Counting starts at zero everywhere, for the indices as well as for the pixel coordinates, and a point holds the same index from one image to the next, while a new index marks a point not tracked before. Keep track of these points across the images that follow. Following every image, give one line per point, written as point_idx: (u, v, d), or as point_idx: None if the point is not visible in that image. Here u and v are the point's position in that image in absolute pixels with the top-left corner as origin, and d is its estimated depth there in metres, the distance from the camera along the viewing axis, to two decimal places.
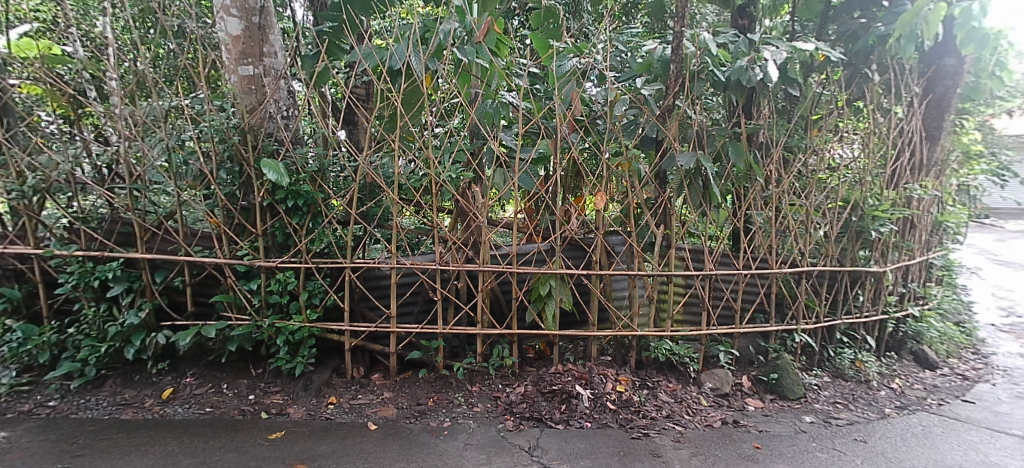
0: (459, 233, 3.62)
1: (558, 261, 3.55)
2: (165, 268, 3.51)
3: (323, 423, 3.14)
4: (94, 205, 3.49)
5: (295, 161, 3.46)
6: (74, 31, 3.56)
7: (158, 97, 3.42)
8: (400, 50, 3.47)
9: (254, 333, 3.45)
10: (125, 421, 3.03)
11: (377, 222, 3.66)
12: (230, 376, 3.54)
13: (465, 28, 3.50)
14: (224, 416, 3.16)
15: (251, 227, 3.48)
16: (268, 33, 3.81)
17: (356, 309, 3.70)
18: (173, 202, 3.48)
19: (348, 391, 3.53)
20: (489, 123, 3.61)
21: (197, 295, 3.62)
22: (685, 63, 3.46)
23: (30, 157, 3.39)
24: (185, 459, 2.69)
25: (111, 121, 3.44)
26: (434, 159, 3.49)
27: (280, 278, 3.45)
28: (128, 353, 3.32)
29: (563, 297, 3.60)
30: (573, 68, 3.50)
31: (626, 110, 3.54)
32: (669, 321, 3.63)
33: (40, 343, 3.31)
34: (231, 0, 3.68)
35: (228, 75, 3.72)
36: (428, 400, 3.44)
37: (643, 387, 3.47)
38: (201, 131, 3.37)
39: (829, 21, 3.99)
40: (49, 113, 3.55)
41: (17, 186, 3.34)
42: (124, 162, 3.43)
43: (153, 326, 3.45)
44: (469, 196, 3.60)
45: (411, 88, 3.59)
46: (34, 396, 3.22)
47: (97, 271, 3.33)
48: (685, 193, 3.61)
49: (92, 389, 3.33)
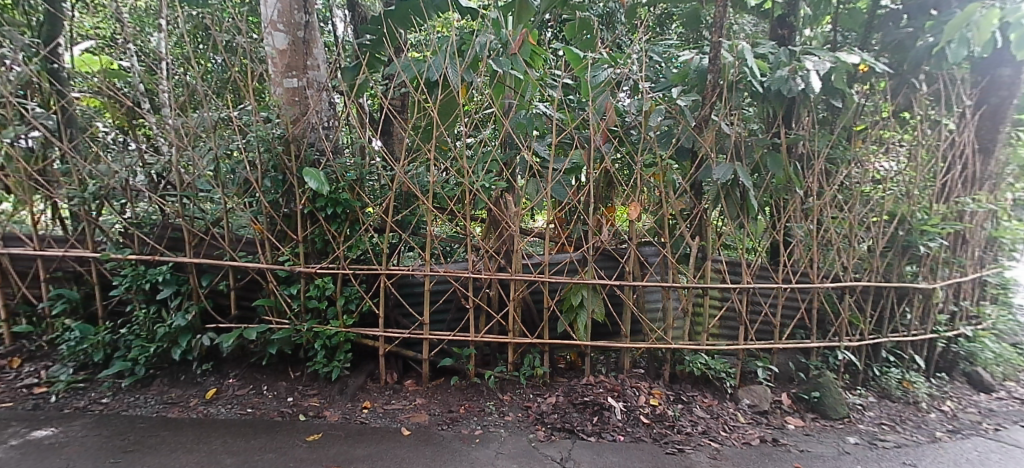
0: (492, 241, 3.65)
1: (589, 271, 3.58)
2: (211, 272, 3.64)
3: (358, 427, 3.20)
4: (147, 212, 3.66)
5: (335, 170, 3.56)
6: (131, 46, 3.75)
7: (208, 109, 3.57)
8: (437, 63, 3.57)
9: (293, 336, 3.55)
10: (171, 420, 3.15)
11: (412, 230, 3.73)
12: (270, 378, 3.65)
13: (501, 40, 3.63)
14: (264, 417, 3.26)
15: (291, 233, 3.59)
16: (312, 47, 3.99)
17: (390, 316, 3.81)
18: (219, 209, 3.61)
19: (382, 396, 3.59)
20: (523, 133, 3.63)
21: (240, 298, 3.75)
22: (723, 72, 3.39)
23: (91, 166, 3.61)
24: (227, 458, 2.78)
25: (164, 133, 3.61)
26: (468, 168, 3.53)
27: (318, 284, 3.55)
28: (175, 354, 3.46)
29: (596, 308, 3.59)
30: (608, 79, 3.47)
31: (662, 120, 3.48)
32: (704, 334, 3.58)
33: (96, 342, 3.49)
34: (278, 16, 3.87)
35: (273, 87, 3.87)
36: (459, 407, 3.47)
37: (677, 401, 3.41)
38: (249, 141, 3.50)
39: (873, 30, 3.87)
40: (107, 124, 3.73)
41: (79, 193, 3.57)
42: (175, 171, 3.58)
43: (199, 328, 3.57)
44: (502, 205, 3.63)
45: (447, 100, 3.65)
46: (89, 393, 3.38)
47: (148, 274, 3.49)
48: (722, 204, 3.54)
49: (141, 387, 3.48)
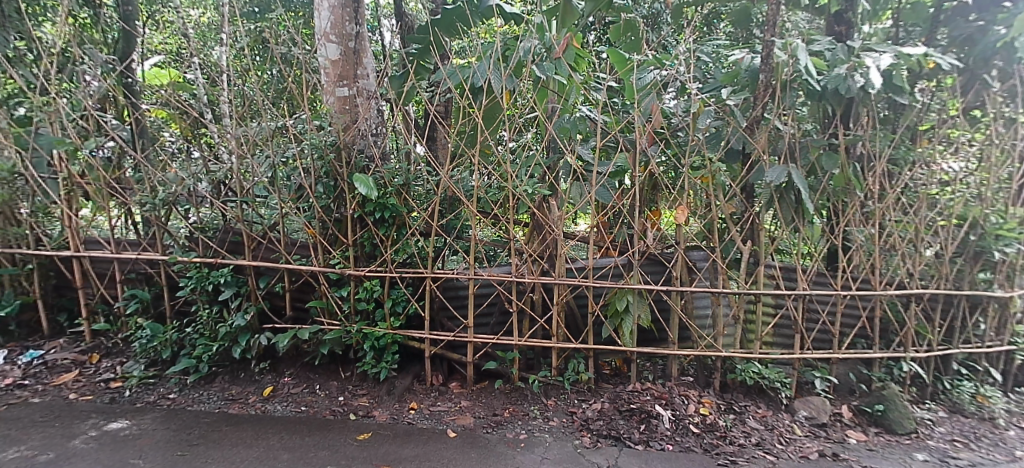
0: (535, 245, 3.68)
1: (634, 275, 3.53)
2: (268, 274, 3.80)
3: (406, 428, 3.27)
4: (211, 217, 3.87)
5: (383, 175, 3.65)
6: (196, 61, 4.00)
7: (267, 118, 3.74)
8: (482, 69, 3.63)
9: (344, 337, 3.67)
10: (232, 415, 3.31)
11: (456, 234, 3.80)
12: (322, 377, 3.78)
13: (545, 45, 3.65)
14: (317, 415, 3.37)
15: (342, 237, 3.71)
16: (362, 56, 4.12)
17: (435, 318, 3.87)
18: (275, 214, 3.77)
19: (428, 398, 3.65)
20: (567, 137, 3.64)
21: (294, 300, 3.90)
22: (776, 71, 3.25)
23: (160, 174, 3.83)
24: (283, 454, 2.89)
25: (225, 141, 3.80)
26: (513, 173, 3.56)
27: (367, 286, 3.65)
28: (235, 352, 3.63)
29: (642, 314, 3.53)
30: (653, 80, 3.42)
31: (711, 122, 3.39)
32: (757, 342, 3.45)
33: (165, 340, 3.70)
34: (331, 28, 4.03)
35: (326, 96, 4.01)
36: (504, 411, 3.48)
37: (729, 411, 3.31)
38: (303, 149, 3.65)
39: (940, 24, 3.65)
40: (173, 134, 3.96)
41: (150, 200, 3.81)
42: (235, 178, 3.77)
43: (257, 328, 3.74)
44: (545, 209, 3.64)
45: (491, 105, 3.69)
46: (159, 388, 3.59)
47: (212, 276, 3.68)
48: (776, 208, 3.39)
49: (205, 384, 3.67)
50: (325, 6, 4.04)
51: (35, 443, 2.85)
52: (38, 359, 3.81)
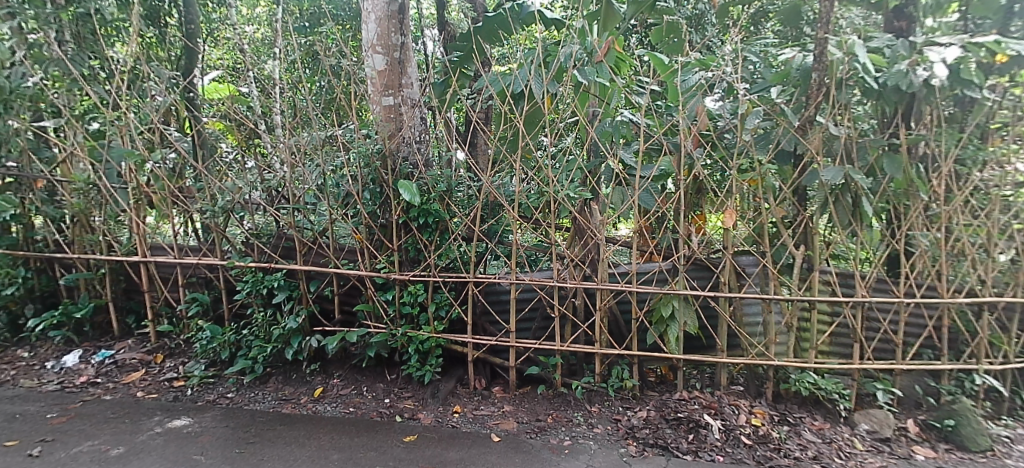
0: (577, 250, 3.67)
1: (680, 281, 3.44)
2: (318, 278, 3.93)
3: (450, 431, 3.31)
4: (265, 222, 4.04)
5: (427, 182, 3.73)
6: (251, 74, 4.22)
7: (317, 128, 3.88)
8: (523, 75, 3.65)
9: (390, 340, 3.76)
10: (285, 415, 3.43)
11: (498, 238, 3.81)
12: (369, 379, 3.87)
13: (586, 50, 3.63)
14: (365, 416, 3.45)
15: (387, 242, 3.80)
16: (406, 66, 4.22)
17: (478, 323, 3.90)
18: (324, 220, 3.89)
19: (471, 402, 3.68)
20: (609, 141, 3.63)
21: (343, 303, 4.02)
22: (830, 69, 3.12)
23: (219, 183, 4.03)
24: (334, 454, 2.97)
25: (277, 151, 3.95)
26: (554, 177, 3.55)
27: (411, 290, 3.72)
28: (288, 353, 3.77)
29: (688, 320, 3.45)
30: (698, 82, 3.34)
31: (760, 122, 3.28)
32: (813, 351, 3.30)
33: (223, 341, 3.88)
34: (378, 39, 4.15)
35: (372, 105, 4.12)
36: (548, 417, 3.47)
37: (783, 422, 3.19)
38: (351, 157, 3.76)
39: (1014, 16, 3.44)
40: (230, 145, 4.15)
41: (210, 207, 4.00)
42: (287, 186, 3.92)
43: (308, 330, 3.88)
44: (587, 214, 3.64)
45: (533, 110, 3.77)
46: (218, 387, 3.77)
47: (266, 280, 3.83)
48: (831, 211, 3.25)
49: (260, 384, 3.83)
50: (372, 18, 4.17)
51: (107, 438, 3.03)
52: (109, 358, 4.06)
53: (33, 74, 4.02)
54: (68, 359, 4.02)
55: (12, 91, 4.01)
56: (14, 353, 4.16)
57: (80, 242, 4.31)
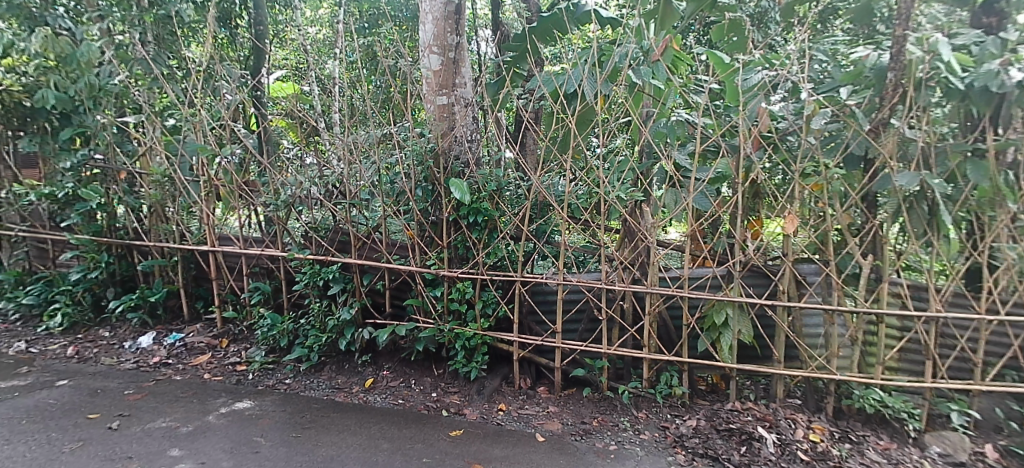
0: (627, 253, 3.62)
1: (734, 287, 3.34)
2: (371, 272, 4.05)
3: (495, 428, 3.33)
4: (323, 216, 4.16)
5: (477, 180, 3.77)
6: (313, 75, 4.41)
7: (373, 127, 3.99)
8: (577, 74, 3.62)
9: (437, 336, 3.82)
10: (337, 404, 3.55)
11: (546, 239, 3.80)
12: (417, 373, 3.96)
13: (642, 49, 3.55)
14: (412, 409, 3.53)
15: (437, 239, 3.86)
16: (461, 65, 4.27)
17: (524, 322, 3.91)
18: (377, 216, 4.00)
19: (516, 400, 3.70)
20: (663, 142, 3.57)
21: (394, 297, 4.13)
22: (908, 69, 2.94)
23: (282, 178, 4.22)
24: (383, 443, 3.04)
25: (335, 148, 4.09)
26: (605, 179, 3.51)
27: (459, 287, 3.77)
28: (342, 343, 3.92)
29: (743, 329, 3.33)
30: (762, 81, 3.23)
31: (827, 124, 3.13)
32: (879, 367, 3.12)
33: (282, 330, 4.07)
34: (433, 39, 4.23)
35: (426, 104, 4.20)
36: (593, 420, 3.44)
37: (844, 439, 3.04)
38: (405, 155, 3.84)
39: None
40: (291, 142, 4.39)
41: (273, 201, 4.19)
42: (344, 182, 4.05)
43: (360, 322, 4.01)
44: (638, 216, 3.58)
45: (585, 110, 3.73)
46: (276, 373, 3.95)
47: (322, 273, 3.98)
48: (904, 219, 3.06)
49: (315, 372, 3.99)
50: (429, 19, 4.25)
51: (177, 416, 3.22)
52: (179, 341, 4.32)
53: (119, 72, 4.36)
54: (143, 340, 4.31)
55: (101, 89, 4.41)
56: (97, 332, 4.50)
57: (156, 231, 4.60)
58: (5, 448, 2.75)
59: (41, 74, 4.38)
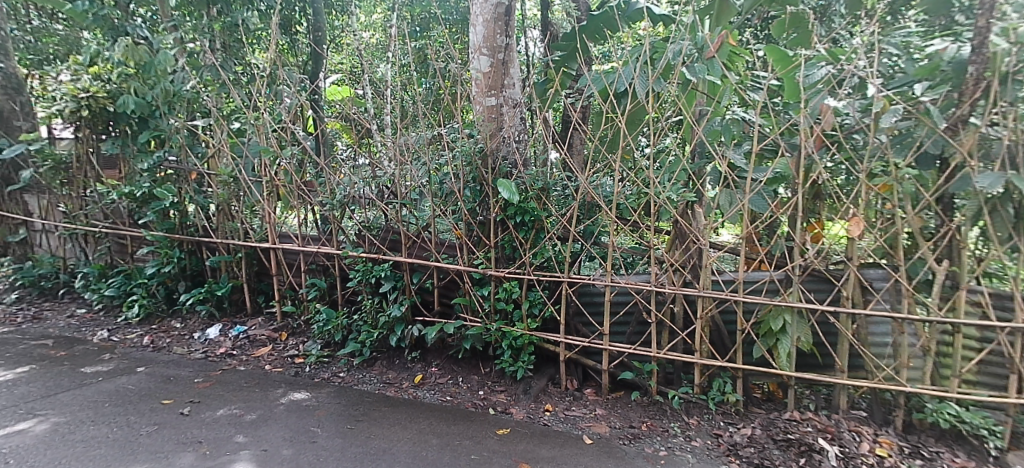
0: (677, 255, 3.52)
1: (793, 292, 3.21)
2: (420, 270, 4.14)
3: (542, 428, 3.33)
4: (374, 216, 4.27)
5: (525, 180, 3.77)
6: (367, 78, 4.55)
7: (423, 128, 4.07)
8: (627, 72, 3.56)
9: (484, 335, 3.86)
10: (389, 398, 3.65)
11: (594, 240, 3.76)
12: (465, 371, 4.01)
13: (696, 46, 3.44)
14: (460, 406, 3.58)
15: (485, 239, 3.90)
16: (509, 67, 4.34)
17: (571, 323, 3.90)
18: (427, 216, 4.08)
19: (563, 401, 3.68)
20: (717, 141, 3.46)
21: (442, 296, 4.20)
22: (993, 62, 2.73)
23: (337, 178, 4.37)
24: (433, 439, 3.10)
25: (387, 149, 4.20)
26: (655, 178, 3.45)
27: (506, 287, 3.79)
28: (392, 339, 4.03)
29: (802, 335, 3.19)
30: (825, 77, 3.08)
31: (897, 121, 2.94)
32: (955, 380, 2.92)
33: (337, 325, 4.23)
34: (484, 41, 4.28)
35: (475, 105, 4.24)
36: (642, 424, 3.38)
37: (913, 456, 2.86)
38: (455, 156, 3.90)
39: None
40: (345, 143, 4.58)
41: (329, 200, 4.35)
42: (395, 183, 4.15)
43: (410, 319, 4.11)
44: (689, 217, 3.49)
45: (636, 109, 3.72)
46: (331, 367, 4.09)
47: (375, 270, 4.11)
48: (986, 222, 2.83)
49: (367, 366, 4.11)
50: (480, 21, 4.30)
51: (241, 404, 3.39)
52: (243, 333, 4.55)
53: (191, 79, 4.64)
54: (211, 332, 4.57)
55: (175, 94, 4.71)
56: (169, 324, 4.80)
57: (223, 228, 4.86)
58: (91, 428, 2.97)
59: (123, 81, 4.71)
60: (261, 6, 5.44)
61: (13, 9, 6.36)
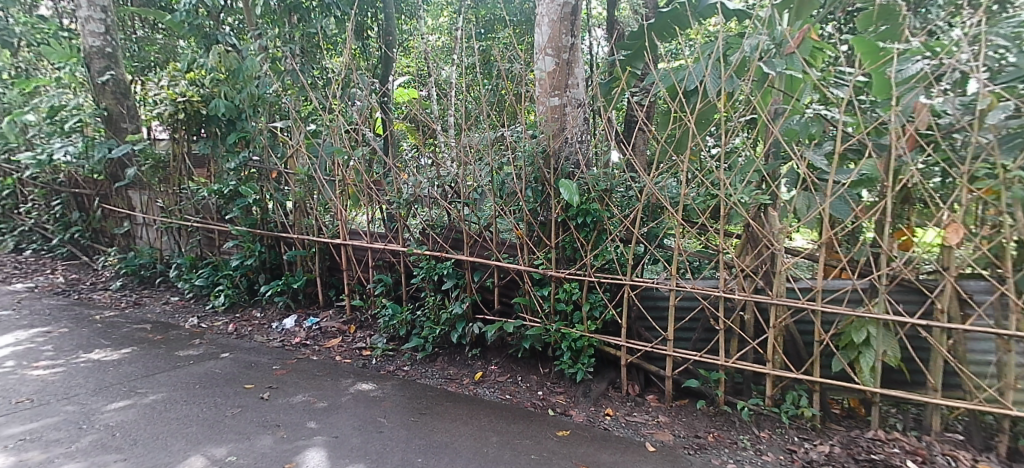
0: (748, 260, 3.38)
1: (879, 303, 3.00)
2: (481, 269, 4.21)
3: (603, 432, 3.29)
4: (438, 215, 4.36)
5: (587, 181, 3.72)
6: (433, 81, 4.67)
7: (487, 129, 4.10)
8: (698, 70, 3.44)
9: (544, 335, 3.86)
10: (450, 393, 3.72)
11: (659, 242, 3.67)
12: (524, 370, 4.03)
13: (775, 41, 3.32)
14: (520, 405, 3.60)
15: (546, 239, 3.88)
16: (574, 67, 4.29)
17: (633, 327, 3.82)
18: (488, 215, 4.11)
19: (624, 406, 3.62)
20: (794, 140, 3.28)
21: (502, 295, 4.23)
22: None
23: (403, 178, 4.49)
24: (493, 436, 3.13)
25: (451, 150, 4.27)
26: (726, 179, 3.32)
27: (566, 288, 3.77)
28: (454, 336, 4.11)
29: (889, 349, 2.97)
30: (921, 72, 2.84)
31: (1008, 119, 2.66)
32: None
33: (402, 319, 4.37)
34: (548, 42, 4.27)
35: (539, 106, 4.27)
36: (708, 434, 3.26)
37: None
38: (517, 156, 3.90)
39: None
40: (411, 144, 4.70)
41: (396, 199, 4.48)
42: (458, 183, 4.22)
43: (471, 317, 4.18)
44: (762, 220, 3.35)
45: (706, 108, 3.56)
46: (396, 360, 4.23)
47: (437, 268, 4.22)
48: None
49: (430, 361, 4.21)
50: (545, 21, 4.29)
51: (314, 392, 3.56)
52: (316, 325, 4.78)
53: (273, 84, 4.95)
54: (287, 322, 4.84)
55: (259, 98, 5.00)
56: (251, 313, 5.12)
57: (299, 225, 5.12)
58: (184, 407, 3.22)
59: (214, 85, 5.07)
60: (337, 12, 5.72)
61: (122, 21, 6.99)
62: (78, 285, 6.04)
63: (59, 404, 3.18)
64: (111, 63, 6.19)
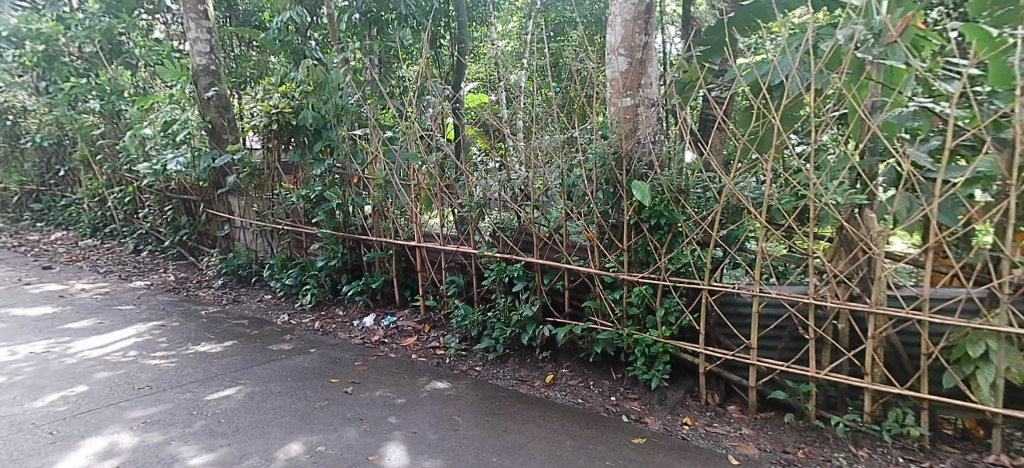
0: (841, 265, 3.15)
1: (1001, 314, 2.68)
2: (551, 271, 4.19)
3: (681, 442, 3.17)
4: (508, 218, 4.39)
5: (662, 182, 3.60)
6: (503, 85, 4.73)
7: (558, 131, 4.08)
8: (785, 64, 3.24)
9: (616, 339, 3.78)
10: (522, 395, 3.74)
11: (739, 245, 3.50)
12: (596, 375, 3.98)
13: (872, 30, 3.04)
14: (592, 410, 3.55)
15: (617, 242, 3.80)
16: (647, 66, 4.20)
17: (712, 334, 3.66)
18: (557, 218, 4.10)
19: (703, 416, 3.47)
20: (894, 135, 3.00)
21: (573, 297, 4.20)
22: None
23: (474, 181, 4.55)
24: (567, 440, 3.11)
25: (521, 153, 4.29)
26: (816, 179, 3.10)
27: (639, 292, 3.68)
28: (524, 338, 4.12)
29: (1012, 366, 2.66)
30: None
31: None
32: None
33: (473, 320, 4.45)
34: (621, 42, 4.19)
35: (610, 106, 4.21)
36: (797, 450, 3.07)
37: None
38: (588, 157, 3.85)
39: None
40: (481, 149, 4.78)
41: (468, 202, 4.56)
42: (528, 185, 4.23)
43: (541, 319, 4.18)
44: (857, 221, 3.11)
45: (793, 104, 3.35)
46: (469, 360, 4.30)
47: (508, 270, 4.26)
48: None
49: (501, 362, 4.26)
50: (618, 21, 4.22)
51: (392, 388, 3.70)
52: (393, 324, 4.97)
53: (355, 94, 5.22)
54: (367, 320, 5.07)
55: (343, 108, 5.26)
56: (334, 311, 5.41)
57: (377, 227, 5.33)
58: (278, 398, 3.44)
59: (303, 97, 5.41)
60: (413, 23, 5.94)
61: (223, 42, 7.66)
62: (186, 282, 6.63)
63: (172, 391, 3.49)
64: (215, 80, 6.77)
